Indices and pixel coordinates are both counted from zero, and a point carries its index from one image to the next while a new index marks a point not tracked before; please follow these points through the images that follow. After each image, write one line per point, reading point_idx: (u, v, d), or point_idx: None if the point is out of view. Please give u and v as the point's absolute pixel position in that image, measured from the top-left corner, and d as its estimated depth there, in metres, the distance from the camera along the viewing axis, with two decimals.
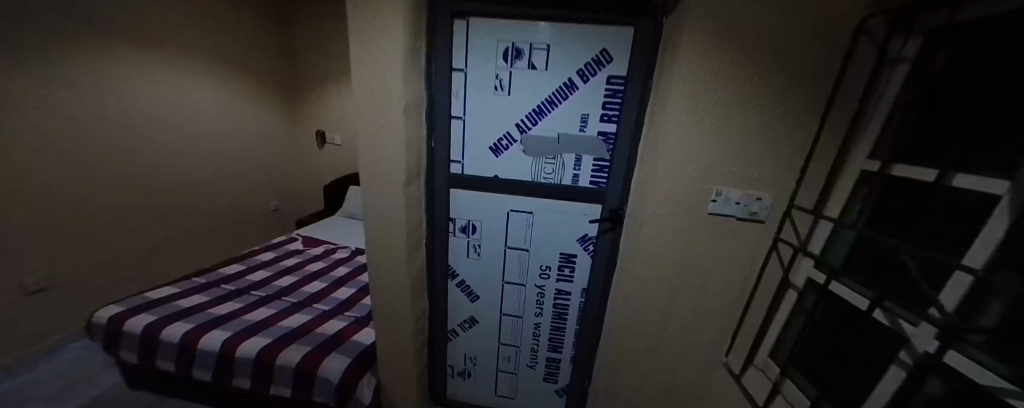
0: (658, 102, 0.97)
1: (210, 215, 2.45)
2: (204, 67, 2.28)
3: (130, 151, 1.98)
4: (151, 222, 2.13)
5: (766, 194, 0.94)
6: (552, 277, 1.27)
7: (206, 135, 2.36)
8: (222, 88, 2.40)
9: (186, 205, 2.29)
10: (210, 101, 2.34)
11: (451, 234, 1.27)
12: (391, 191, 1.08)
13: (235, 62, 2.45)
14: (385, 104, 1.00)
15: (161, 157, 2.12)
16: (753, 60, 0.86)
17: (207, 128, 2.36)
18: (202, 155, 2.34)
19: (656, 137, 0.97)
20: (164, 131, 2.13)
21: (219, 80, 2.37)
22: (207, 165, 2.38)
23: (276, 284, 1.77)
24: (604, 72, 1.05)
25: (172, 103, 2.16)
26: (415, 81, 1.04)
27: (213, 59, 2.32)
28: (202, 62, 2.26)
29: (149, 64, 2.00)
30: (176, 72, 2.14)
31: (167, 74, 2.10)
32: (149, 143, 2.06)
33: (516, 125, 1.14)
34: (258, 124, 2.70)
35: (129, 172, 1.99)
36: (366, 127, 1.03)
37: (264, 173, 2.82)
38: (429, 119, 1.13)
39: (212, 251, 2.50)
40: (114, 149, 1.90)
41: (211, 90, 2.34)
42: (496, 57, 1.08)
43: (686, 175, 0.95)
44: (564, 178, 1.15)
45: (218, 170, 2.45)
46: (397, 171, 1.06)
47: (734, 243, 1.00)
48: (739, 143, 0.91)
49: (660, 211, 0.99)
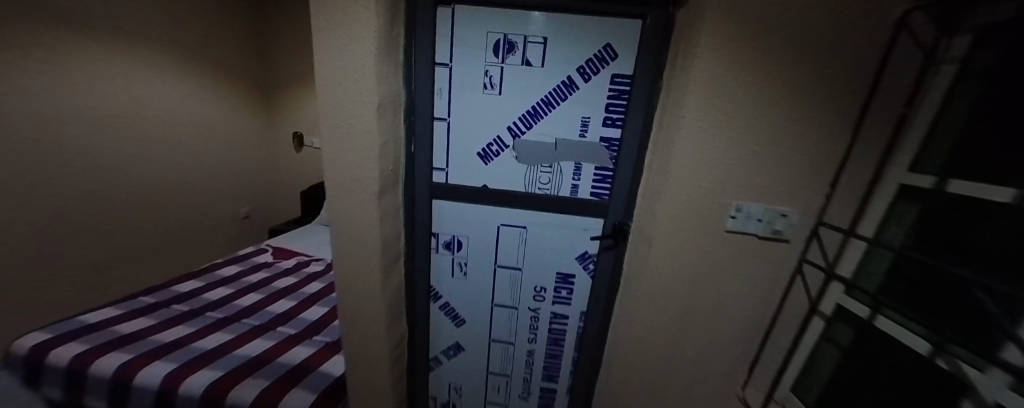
0: (670, 106, 0.85)
1: (174, 224, 2.23)
2: (171, 63, 2.09)
3: (86, 155, 1.77)
4: (109, 233, 1.91)
5: (793, 209, 0.83)
6: (546, 299, 1.14)
7: (173, 137, 2.15)
8: (190, 86, 2.20)
9: (146, 213, 2.08)
10: (176, 99, 2.14)
11: (434, 251, 1.12)
12: (364, 203, 0.93)
13: (204, 58, 2.26)
14: (357, 102, 0.85)
15: (120, 160, 1.92)
16: (782, 58, 0.75)
17: (173, 129, 2.15)
18: (165, 157, 2.13)
19: (667, 147, 0.85)
20: (125, 132, 1.92)
21: (184, 76, 2.16)
22: (171, 169, 2.17)
23: (237, 303, 1.58)
24: (607, 70, 0.93)
25: (136, 104, 1.95)
26: (393, 76, 0.90)
27: (180, 54, 2.12)
28: (168, 57, 2.07)
29: (112, 59, 1.81)
30: (140, 67, 1.94)
31: (131, 70, 1.90)
32: (108, 146, 1.85)
33: (508, 128, 1.00)
34: (229, 126, 2.49)
35: (84, 178, 1.77)
36: (335, 129, 0.88)
37: (236, 178, 2.60)
38: (408, 120, 0.99)
39: (174, 263, 2.27)
40: (70, 153, 1.70)
41: (178, 88, 2.14)
42: (486, 51, 0.95)
43: (703, 190, 0.83)
44: (561, 189, 1.03)
45: (184, 174, 2.24)
46: (370, 180, 0.91)
47: (754, 265, 0.89)
48: (762, 153, 0.80)
49: (673, 230, 0.87)
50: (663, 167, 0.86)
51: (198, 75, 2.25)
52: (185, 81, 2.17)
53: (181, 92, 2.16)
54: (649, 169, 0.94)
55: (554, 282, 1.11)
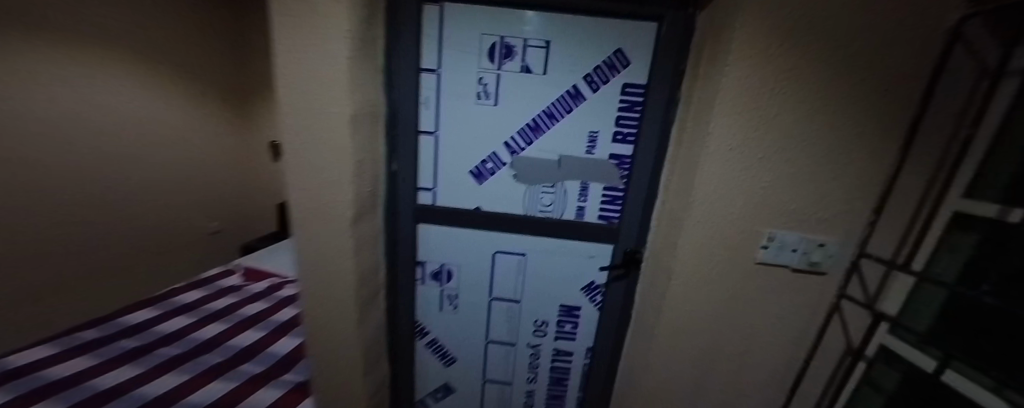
0: (693, 120, 0.74)
1: (155, 245, 1.99)
2: (164, 73, 1.87)
3: (56, 173, 1.54)
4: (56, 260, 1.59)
5: (832, 238, 0.73)
6: (547, 334, 1.01)
7: (159, 154, 1.92)
8: (181, 98, 1.98)
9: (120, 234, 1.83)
10: (165, 112, 1.91)
11: (420, 282, 0.99)
12: (337, 231, 0.79)
13: (192, 65, 2.01)
14: (327, 112, 0.71)
15: (97, 179, 1.69)
16: (826, 66, 0.65)
17: (161, 144, 1.92)
18: (149, 174, 1.90)
19: (689, 167, 0.73)
20: (102, 147, 1.68)
21: (158, 79, 1.85)
22: (154, 187, 1.93)
23: (196, 336, 1.38)
24: (617, 79, 0.82)
25: (117, 117, 1.73)
26: (370, 83, 0.77)
27: (173, 64, 1.91)
28: (160, 66, 1.85)
29: (100, 68, 1.61)
30: (128, 77, 1.73)
31: (117, 80, 1.69)
32: (83, 163, 1.63)
33: (505, 143, 0.88)
34: (222, 140, 2.26)
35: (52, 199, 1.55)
36: (301, 144, 0.74)
37: (227, 192, 2.35)
38: (388, 134, 0.85)
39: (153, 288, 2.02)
40: (36, 171, 1.48)
41: (168, 100, 1.91)
42: (480, 56, 0.83)
43: (731, 217, 0.72)
44: (566, 211, 0.91)
45: (167, 192, 1.99)
46: (343, 205, 0.77)
47: (786, 300, 0.78)
48: (798, 174, 0.70)
49: (695, 262, 0.76)
50: (684, 190, 0.75)
51: (191, 86, 2.02)
52: (177, 93, 1.95)
53: (170, 105, 1.93)
54: (667, 191, 0.83)
55: (557, 316, 0.98)
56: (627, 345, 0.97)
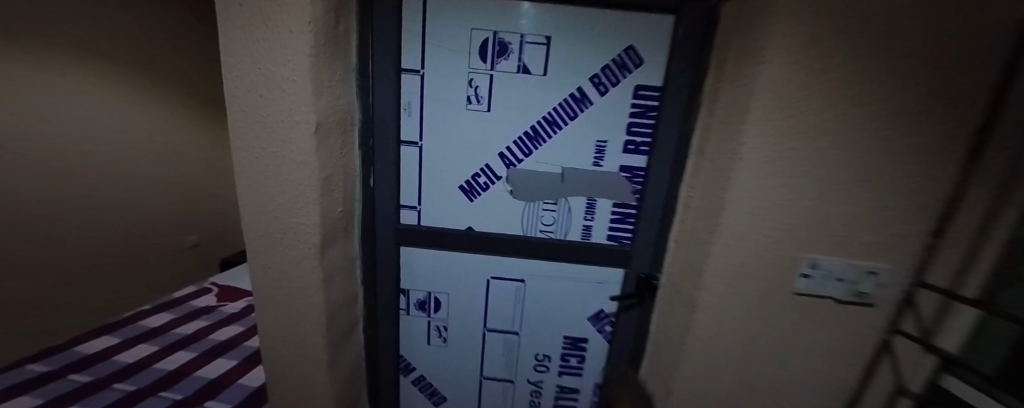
0: (720, 126, 0.63)
1: (133, 262, 1.86)
2: (139, 78, 1.75)
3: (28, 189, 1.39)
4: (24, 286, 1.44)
5: (884, 265, 0.63)
6: (550, 369, 0.91)
7: (134, 165, 1.78)
8: (158, 106, 1.86)
9: (95, 253, 1.68)
10: (140, 120, 1.78)
11: (404, 313, 0.87)
12: (302, 260, 0.67)
13: (170, 71, 1.89)
14: (286, 120, 0.60)
15: (71, 196, 1.55)
16: (890, 61, 0.53)
17: (139, 155, 1.79)
18: (120, 189, 1.74)
19: (717, 182, 0.62)
20: (76, 160, 1.54)
21: (133, 88, 1.72)
22: (132, 199, 1.80)
23: (158, 367, 1.25)
24: (628, 81, 0.72)
25: (92, 126, 1.59)
26: (340, 85, 0.65)
27: (149, 68, 1.79)
28: (135, 70, 1.73)
29: (72, 71, 1.48)
30: (103, 83, 1.60)
31: (92, 85, 1.56)
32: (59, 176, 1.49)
33: (500, 154, 0.77)
34: (199, 151, 2.14)
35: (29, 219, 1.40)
36: (256, 158, 0.62)
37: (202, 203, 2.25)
38: (364, 144, 0.74)
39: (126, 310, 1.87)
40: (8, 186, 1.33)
41: (145, 107, 1.79)
42: (470, 54, 0.72)
43: (767, 241, 0.61)
44: (571, 232, 0.81)
45: (144, 205, 1.86)
46: (309, 229, 0.65)
47: (828, 337, 0.67)
48: (849, 192, 0.59)
49: (724, 294, 0.65)
50: (709, 208, 0.64)
51: (167, 91, 1.89)
52: (154, 99, 1.83)
53: (146, 113, 1.80)
54: (688, 207, 0.72)
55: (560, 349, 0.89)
56: (638, 381, 0.85)
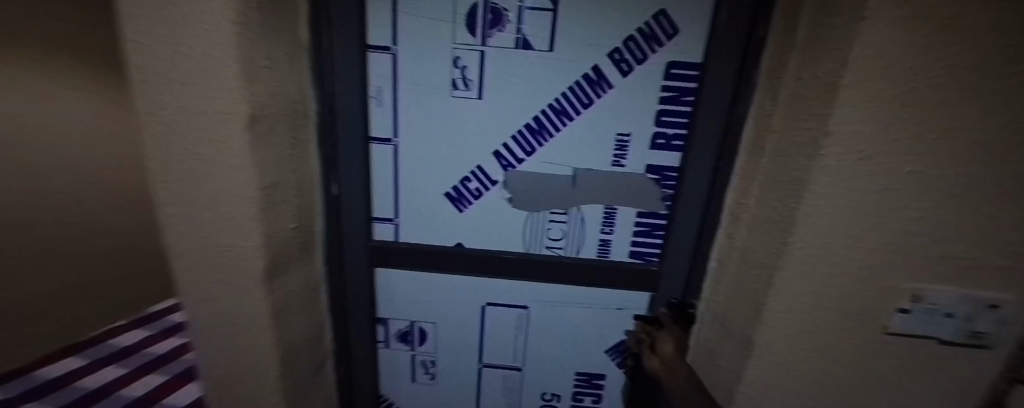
0: (786, 111, 0.47)
1: None
2: None
3: (69, 222, 1.23)
4: None
5: (1012, 298, 0.44)
6: (561, 405, 0.83)
7: None
8: None
9: None
10: None
11: (383, 345, 0.80)
12: (241, 293, 0.52)
13: None
14: (207, 111, 0.44)
15: None
16: None
17: None
18: None
19: (784, 184, 0.47)
20: None
21: None
22: None
23: (127, 393, 1.12)
24: (660, 56, 0.57)
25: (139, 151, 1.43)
26: (285, 67, 0.50)
27: None
28: None
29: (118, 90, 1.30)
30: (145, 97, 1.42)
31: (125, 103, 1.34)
32: (106, 209, 1.34)
33: (495, 153, 0.65)
34: None
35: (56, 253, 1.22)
36: (176, 163, 0.47)
37: None
38: (324, 142, 0.60)
39: None
40: (48, 214, 1.16)
41: None
42: (455, 26, 0.58)
43: (852, 266, 0.46)
44: (584, 247, 0.70)
45: None
46: (251, 253, 0.49)
47: (929, 386, 0.51)
48: (996, 206, 0.41)
49: (789, 334, 0.49)
50: (769, 219, 0.49)
51: None
52: None
53: None
54: (737, 216, 0.57)
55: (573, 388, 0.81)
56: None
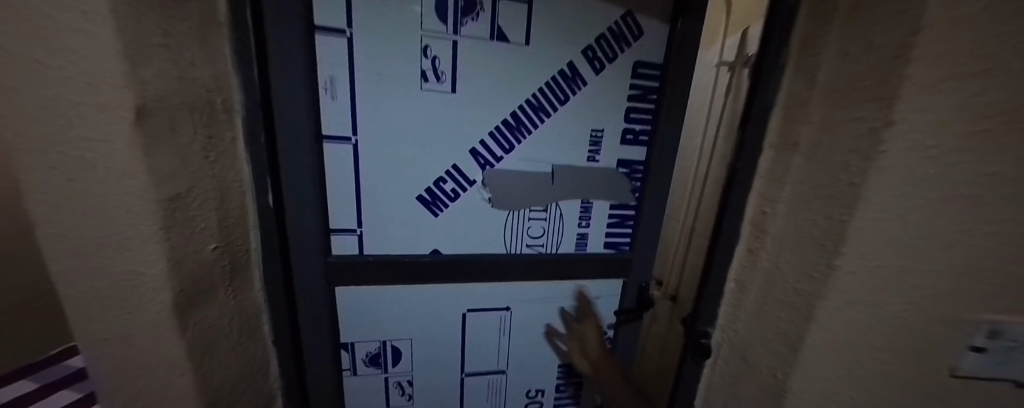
0: (827, 100, 0.37)
1: None
2: None
3: None
4: None
5: None
6: (545, 400, 0.87)
7: None
8: None
9: None
10: None
11: (348, 373, 0.73)
12: (136, 333, 0.39)
13: None
14: (72, 100, 0.31)
15: None
16: None
17: None
18: None
19: (818, 190, 0.37)
20: None
21: None
22: None
23: None
24: (627, 55, 0.63)
25: None
26: (193, 50, 0.40)
27: None
28: None
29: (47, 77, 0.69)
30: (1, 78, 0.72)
31: None
32: None
33: (472, 151, 0.63)
34: None
35: None
36: (25, 177, 0.32)
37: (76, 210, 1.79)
38: (255, 142, 0.50)
39: None
40: None
41: None
42: (423, 9, 0.55)
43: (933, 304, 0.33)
44: (563, 244, 0.73)
45: None
46: (152, 286, 0.37)
47: None
48: None
49: (835, 380, 0.39)
50: (803, 233, 0.39)
51: None
52: None
53: None
54: (760, 230, 0.45)
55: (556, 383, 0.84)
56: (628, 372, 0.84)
